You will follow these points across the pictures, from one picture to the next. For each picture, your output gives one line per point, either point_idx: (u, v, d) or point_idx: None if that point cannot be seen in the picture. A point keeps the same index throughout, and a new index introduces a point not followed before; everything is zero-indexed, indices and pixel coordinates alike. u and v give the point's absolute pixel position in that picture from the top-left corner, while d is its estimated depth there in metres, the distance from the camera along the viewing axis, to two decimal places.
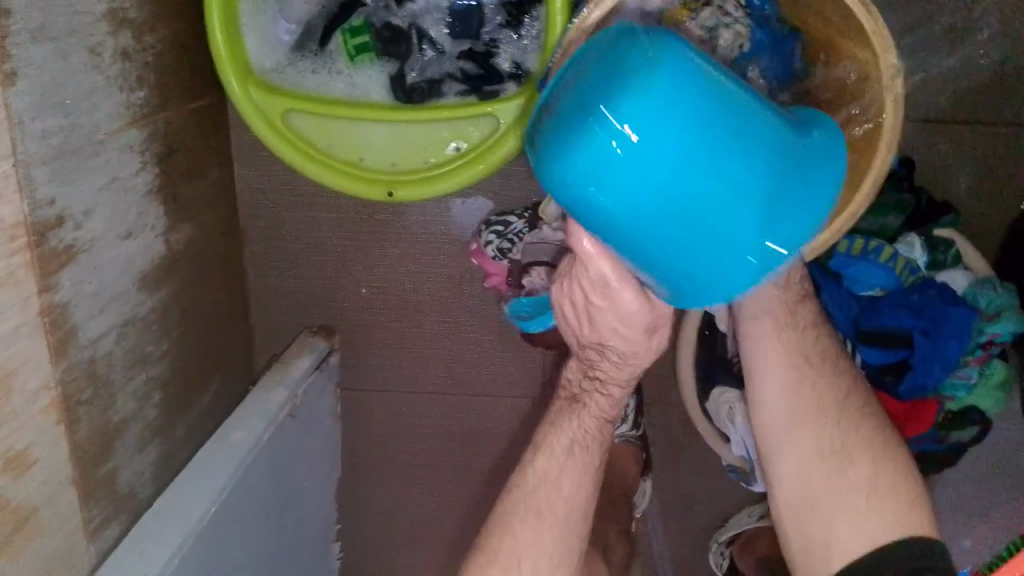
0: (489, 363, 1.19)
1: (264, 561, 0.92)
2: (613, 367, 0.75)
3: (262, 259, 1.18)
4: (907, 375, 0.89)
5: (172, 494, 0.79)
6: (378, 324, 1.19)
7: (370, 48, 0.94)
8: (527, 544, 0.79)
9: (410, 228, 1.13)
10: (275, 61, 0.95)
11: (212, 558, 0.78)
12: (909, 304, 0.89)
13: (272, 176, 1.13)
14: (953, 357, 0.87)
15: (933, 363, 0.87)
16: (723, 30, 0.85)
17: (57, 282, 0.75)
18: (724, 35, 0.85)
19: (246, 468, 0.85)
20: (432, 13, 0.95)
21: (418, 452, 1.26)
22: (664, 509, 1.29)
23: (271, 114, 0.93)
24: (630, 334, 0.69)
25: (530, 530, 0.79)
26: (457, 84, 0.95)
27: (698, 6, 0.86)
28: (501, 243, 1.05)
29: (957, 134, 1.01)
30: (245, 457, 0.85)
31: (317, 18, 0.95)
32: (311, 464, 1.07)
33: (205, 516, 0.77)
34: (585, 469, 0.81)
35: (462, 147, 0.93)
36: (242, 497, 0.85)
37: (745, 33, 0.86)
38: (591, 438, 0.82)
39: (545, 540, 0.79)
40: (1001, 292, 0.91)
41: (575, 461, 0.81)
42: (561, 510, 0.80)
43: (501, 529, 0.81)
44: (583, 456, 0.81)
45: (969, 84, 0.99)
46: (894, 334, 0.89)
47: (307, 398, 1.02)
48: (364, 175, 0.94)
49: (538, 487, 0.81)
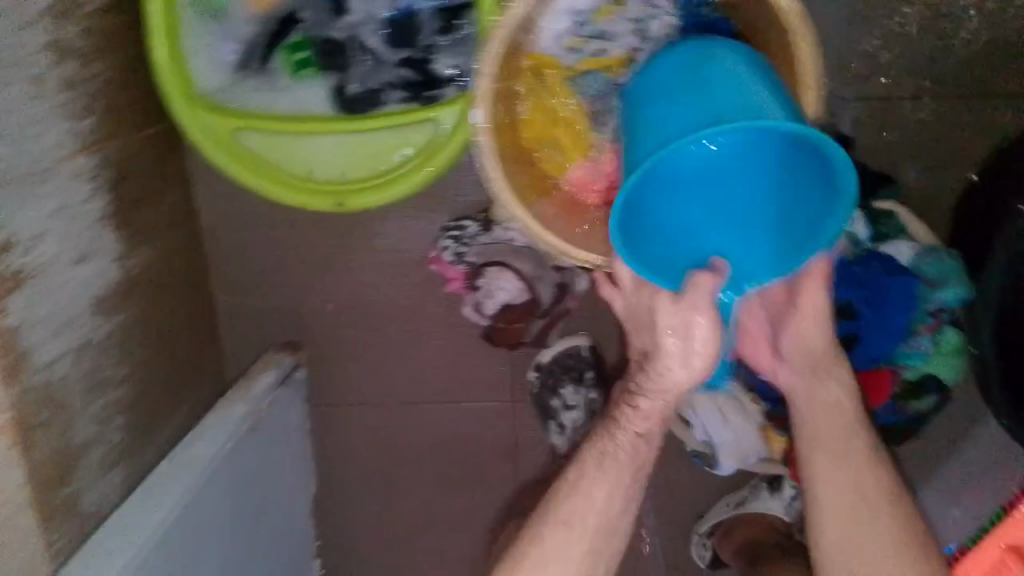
0: (457, 370, 1.20)
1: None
2: (656, 379, 0.77)
3: (226, 282, 1.19)
4: (856, 346, 0.93)
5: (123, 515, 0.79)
6: (344, 339, 1.19)
7: (311, 62, 0.96)
8: (554, 546, 0.77)
9: (368, 240, 1.14)
10: (220, 82, 0.96)
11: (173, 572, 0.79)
12: (852, 277, 0.92)
13: (230, 198, 1.15)
14: (896, 326, 0.91)
15: (879, 333, 0.91)
16: (651, 23, 0.96)
17: (7, 306, 0.76)
18: (653, 26, 0.96)
19: (208, 481, 0.86)
20: (368, 24, 0.95)
21: (393, 466, 1.25)
22: (644, 508, 1.29)
23: (220, 133, 0.95)
24: (705, 352, 0.75)
25: (553, 532, 0.77)
26: (398, 92, 0.96)
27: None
28: (457, 246, 1.07)
29: (892, 111, 1.04)
30: (205, 470, 0.85)
31: (256, 37, 0.95)
32: (281, 480, 1.07)
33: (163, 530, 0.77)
34: (616, 485, 0.79)
35: (410, 153, 0.95)
36: (203, 514, 0.85)
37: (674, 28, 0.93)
38: (625, 452, 0.80)
39: (570, 547, 0.77)
40: (947, 260, 0.92)
41: (602, 469, 0.79)
42: (591, 516, 0.78)
43: (529, 527, 0.79)
44: (612, 469, 0.79)
45: (902, 61, 1.01)
46: (840, 307, 0.92)
47: (272, 412, 1.02)
48: (314, 188, 0.95)
49: (569, 494, 0.79)
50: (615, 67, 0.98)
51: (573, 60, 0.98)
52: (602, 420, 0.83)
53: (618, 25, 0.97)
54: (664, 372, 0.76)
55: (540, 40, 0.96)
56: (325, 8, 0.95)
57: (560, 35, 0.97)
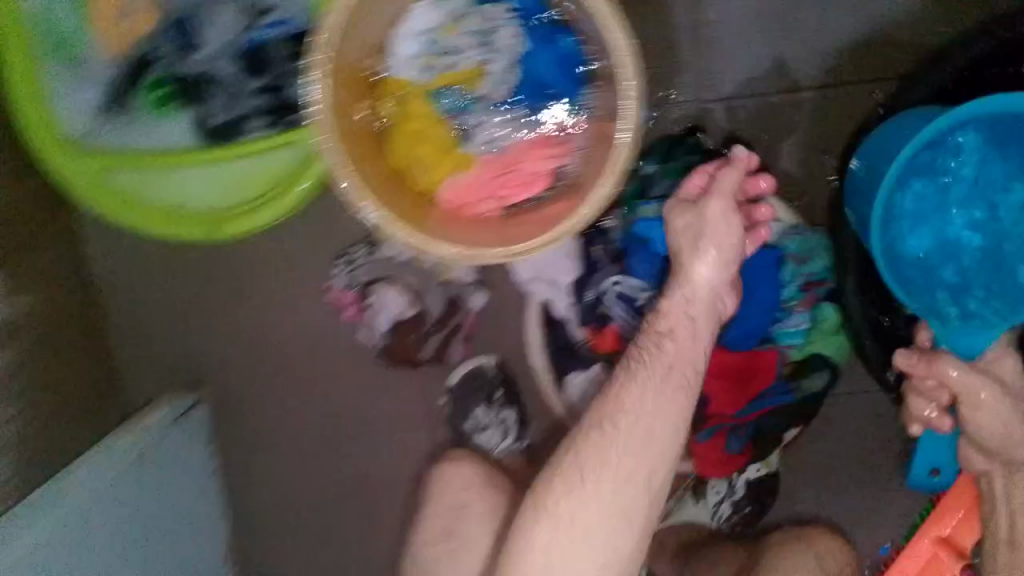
0: (370, 406, 1.15)
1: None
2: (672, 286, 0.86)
3: (130, 333, 1.16)
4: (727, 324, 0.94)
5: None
6: (254, 379, 1.16)
7: (171, 99, 0.95)
8: (591, 449, 0.80)
9: (264, 274, 1.13)
10: (86, 127, 0.95)
11: None
12: None
13: (132, 249, 1.13)
14: (760, 299, 0.93)
15: (742, 309, 0.93)
16: (496, 36, 0.99)
17: None
18: (500, 40, 0.99)
19: (74, 528, 0.83)
20: (221, 57, 0.94)
21: (311, 493, 1.18)
22: None
23: (93, 176, 0.95)
24: (689, 251, 0.84)
25: (597, 450, 0.80)
26: (259, 119, 0.95)
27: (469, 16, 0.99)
28: (349, 270, 1.07)
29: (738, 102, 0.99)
30: (63, 521, 0.82)
31: (114, 81, 0.94)
32: (184, 526, 1.03)
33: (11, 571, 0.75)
34: (643, 381, 0.82)
35: (274, 177, 0.96)
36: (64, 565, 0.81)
37: (519, 36, 0.98)
38: (647, 356, 0.84)
39: (602, 473, 0.79)
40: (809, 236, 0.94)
41: (631, 377, 0.83)
42: (623, 424, 0.81)
43: (544, 479, 0.81)
44: (641, 371, 0.83)
45: (751, 14, 0.96)
46: None
47: (167, 451, 1.00)
48: (188, 219, 0.96)
49: (594, 423, 0.82)
50: (471, 81, 1.00)
51: (428, 78, 0.99)
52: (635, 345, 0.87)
53: (465, 41, 0.99)
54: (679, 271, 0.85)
55: (393, 65, 0.98)
56: (177, 46, 0.94)
57: (412, 57, 0.98)
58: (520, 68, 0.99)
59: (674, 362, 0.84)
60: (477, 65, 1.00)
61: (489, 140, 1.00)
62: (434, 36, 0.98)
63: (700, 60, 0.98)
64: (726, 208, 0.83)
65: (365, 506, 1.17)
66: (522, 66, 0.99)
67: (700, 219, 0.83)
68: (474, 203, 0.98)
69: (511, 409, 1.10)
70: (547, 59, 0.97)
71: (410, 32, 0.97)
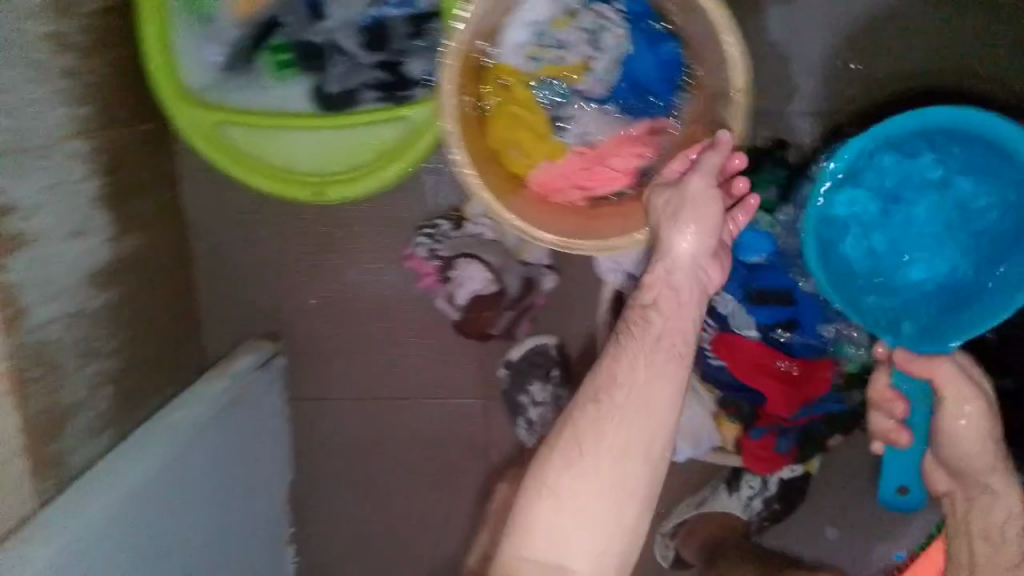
0: (433, 368, 1.23)
1: (218, 511, 1.01)
2: (656, 263, 0.79)
3: (213, 278, 1.22)
4: (797, 331, 0.98)
5: (98, 473, 0.85)
6: (327, 333, 1.23)
7: (292, 63, 0.99)
8: (587, 422, 0.75)
9: (351, 239, 1.19)
10: (206, 81, 0.99)
11: (141, 539, 0.86)
12: (788, 265, 0.96)
13: (220, 198, 1.18)
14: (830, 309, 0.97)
15: (813, 318, 0.97)
16: (603, 35, 0.99)
17: (4, 265, 0.83)
18: (606, 39, 0.99)
19: (170, 461, 0.91)
20: (346, 29, 0.98)
21: (371, 442, 1.26)
22: None
23: (205, 128, 0.98)
24: (675, 227, 0.78)
25: (596, 424, 0.75)
26: (373, 92, 1.00)
27: (581, 11, 0.99)
28: (432, 245, 1.12)
29: (816, 121, 1.06)
30: (164, 455, 0.90)
31: (242, 41, 0.99)
32: (259, 464, 1.11)
33: (118, 497, 0.83)
34: (638, 354, 0.77)
35: (381, 148, 1.01)
36: (164, 495, 0.89)
37: (624, 36, 0.99)
38: (638, 330, 0.78)
39: (603, 445, 0.74)
40: None
41: (623, 348, 0.78)
42: (619, 397, 0.75)
43: (540, 458, 0.77)
44: (630, 344, 0.77)
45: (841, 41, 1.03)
46: (776, 292, 0.97)
47: (254, 393, 1.09)
48: (294, 178, 1.01)
49: (585, 400, 0.77)
50: (573, 74, 1.01)
51: (532, 67, 1.01)
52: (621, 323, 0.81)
53: (572, 36, 1.00)
54: (663, 250, 0.78)
55: (501, 52, 0.99)
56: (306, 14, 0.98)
57: (520, 45, 0.99)
58: (621, 67, 1.00)
59: (665, 332, 0.77)
60: (582, 60, 1.01)
61: (583, 133, 1.02)
62: (545, 28, 0.99)
63: (788, 78, 1.05)
64: (709, 184, 0.77)
65: (421, 459, 1.27)
66: (625, 67, 1.00)
67: (682, 194, 0.78)
68: (563, 190, 1.01)
69: (569, 386, 1.17)
70: (647, 59, 0.98)
71: (524, 20, 0.98)
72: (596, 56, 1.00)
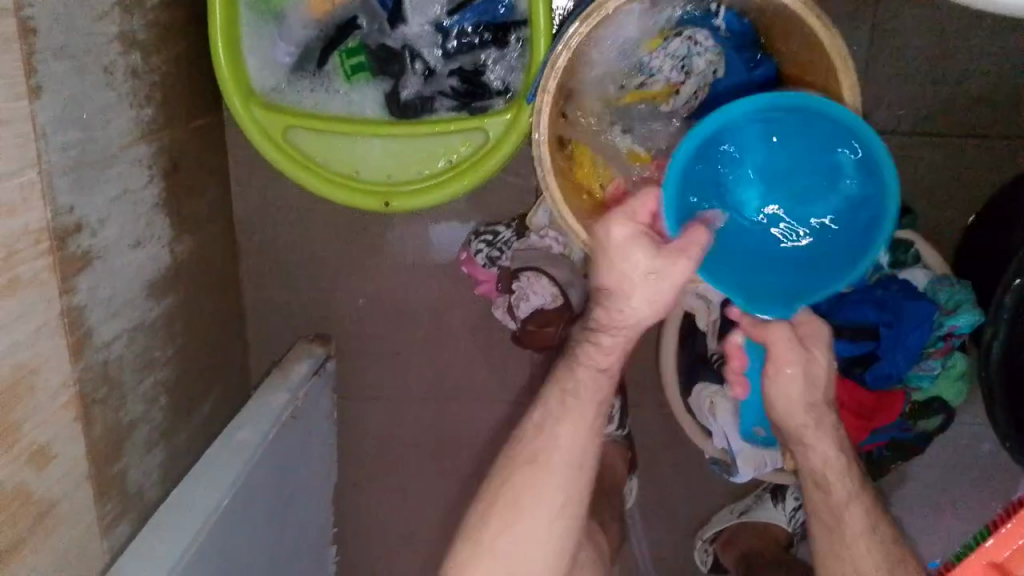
0: (480, 373, 1.21)
1: (278, 526, 1.00)
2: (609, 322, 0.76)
3: (260, 274, 1.19)
4: (874, 365, 0.96)
5: (176, 505, 0.84)
6: (374, 335, 1.20)
7: (365, 68, 0.97)
8: (521, 485, 0.81)
9: (401, 240, 1.15)
10: (275, 82, 0.98)
11: (221, 564, 0.84)
12: (873, 298, 0.96)
13: (269, 193, 1.14)
14: (913, 344, 0.93)
15: (895, 352, 0.94)
16: (694, 60, 0.91)
17: (76, 284, 0.79)
18: (697, 64, 0.91)
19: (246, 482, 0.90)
20: (425, 35, 0.98)
21: (413, 443, 1.24)
22: (662, 522, 1.30)
23: (272, 131, 0.95)
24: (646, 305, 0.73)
25: (532, 486, 0.80)
26: (448, 100, 0.98)
27: (670, 35, 0.91)
28: (490, 251, 1.09)
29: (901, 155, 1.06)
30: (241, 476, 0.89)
31: (315, 41, 0.97)
32: (310, 468, 1.10)
33: (204, 527, 0.81)
34: (582, 419, 0.81)
35: (453, 161, 0.97)
36: (238, 517, 0.88)
37: (719, 60, 0.91)
38: (585, 388, 0.81)
39: (537, 507, 0.80)
40: (959, 288, 0.97)
41: (568, 407, 0.81)
42: (555, 459, 0.81)
43: (482, 505, 0.82)
44: (574, 402, 0.81)
45: (927, 52, 1.01)
46: (864, 326, 0.96)
47: (309, 401, 1.08)
48: (362, 185, 0.97)
49: (523, 458, 0.81)
50: (662, 99, 0.95)
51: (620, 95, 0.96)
52: (564, 364, 0.83)
53: (659, 60, 0.92)
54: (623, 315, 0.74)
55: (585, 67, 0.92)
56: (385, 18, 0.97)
57: (609, 70, 0.94)
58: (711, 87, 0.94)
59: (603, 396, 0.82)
60: (668, 84, 0.93)
61: None
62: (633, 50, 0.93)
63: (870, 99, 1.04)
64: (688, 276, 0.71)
65: (461, 460, 1.25)
66: (717, 91, 0.94)
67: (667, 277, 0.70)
68: None
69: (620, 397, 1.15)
70: (742, 78, 0.92)
71: (613, 45, 0.91)
72: (684, 79, 0.93)
